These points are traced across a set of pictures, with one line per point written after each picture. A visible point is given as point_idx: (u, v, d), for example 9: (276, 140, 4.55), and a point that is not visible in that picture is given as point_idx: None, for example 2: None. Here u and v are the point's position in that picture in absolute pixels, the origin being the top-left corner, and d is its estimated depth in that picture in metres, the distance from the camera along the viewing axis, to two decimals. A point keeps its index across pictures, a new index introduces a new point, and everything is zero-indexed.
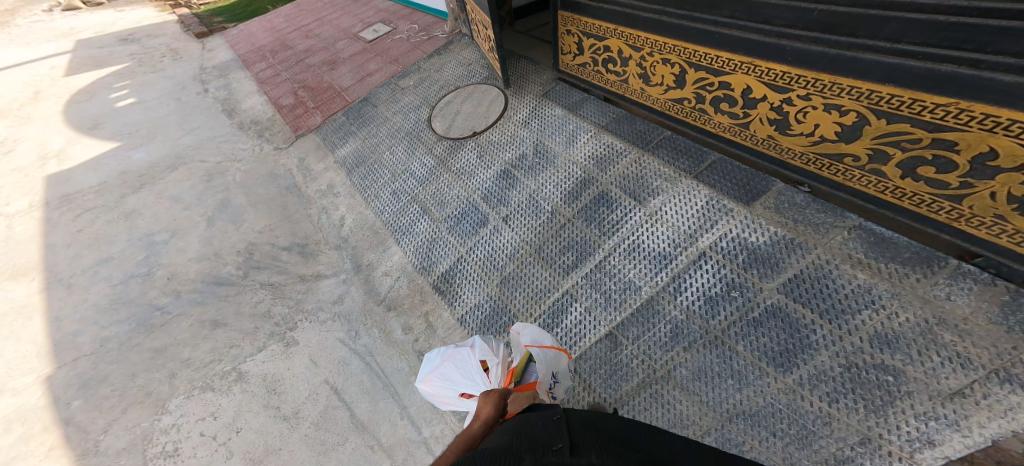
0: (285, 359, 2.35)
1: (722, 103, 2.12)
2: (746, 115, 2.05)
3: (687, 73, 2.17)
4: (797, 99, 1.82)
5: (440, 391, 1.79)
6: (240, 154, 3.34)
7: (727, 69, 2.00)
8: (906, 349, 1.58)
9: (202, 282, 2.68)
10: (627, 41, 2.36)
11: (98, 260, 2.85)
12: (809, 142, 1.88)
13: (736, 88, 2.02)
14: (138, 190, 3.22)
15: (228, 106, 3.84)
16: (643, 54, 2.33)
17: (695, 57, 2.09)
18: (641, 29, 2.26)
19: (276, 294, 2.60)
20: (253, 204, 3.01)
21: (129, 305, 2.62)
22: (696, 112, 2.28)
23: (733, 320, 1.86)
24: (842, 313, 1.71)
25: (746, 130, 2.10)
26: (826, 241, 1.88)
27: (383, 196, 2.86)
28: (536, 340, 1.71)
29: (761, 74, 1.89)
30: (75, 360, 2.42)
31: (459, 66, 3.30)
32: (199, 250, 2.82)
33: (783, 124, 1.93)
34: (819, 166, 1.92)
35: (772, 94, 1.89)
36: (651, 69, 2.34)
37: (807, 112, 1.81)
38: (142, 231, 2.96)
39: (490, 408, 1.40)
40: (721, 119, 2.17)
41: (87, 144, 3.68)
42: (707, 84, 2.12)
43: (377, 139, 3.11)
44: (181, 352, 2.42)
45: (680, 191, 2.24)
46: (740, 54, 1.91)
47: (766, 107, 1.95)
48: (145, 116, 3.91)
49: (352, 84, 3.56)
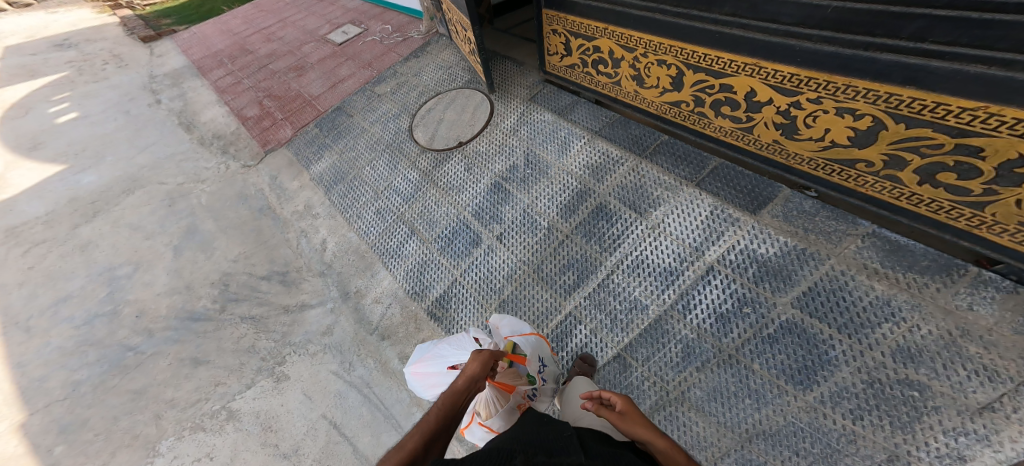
0: (276, 395, 2.19)
1: (723, 107, 2.01)
2: (750, 119, 1.96)
3: (685, 75, 2.05)
4: (807, 103, 1.71)
5: (433, 374, 1.62)
6: (204, 174, 3.07)
7: (729, 71, 1.87)
8: (930, 362, 1.54)
9: (177, 319, 2.42)
10: (617, 41, 2.21)
11: (55, 300, 2.55)
12: (819, 147, 1.80)
13: (739, 91, 1.90)
14: (93, 217, 2.92)
15: (186, 119, 3.53)
16: (636, 55, 2.19)
17: (693, 58, 1.96)
18: (632, 27, 2.11)
19: (259, 328, 2.40)
20: (223, 229, 2.77)
21: (98, 346, 2.34)
22: (695, 115, 2.17)
23: (747, 337, 1.80)
24: (863, 327, 1.66)
25: (750, 134, 2.01)
26: (839, 251, 1.84)
27: (367, 216, 2.68)
28: (516, 329, 1.76)
29: (766, 77, 1.77)
30: (47, 406, 2.16)
31: (438, 70, 3.09)
32: (169, 282, 2.56)
33: (790, 129, 1.84)
34: (829, 172, 1.86)
35: (779, 97, 1.78)
36: (645, 71, 2.21)
37: (817, 117, 1.72)
38: (102, 264, 2.67)
39: (475, 366, 1.36)
40: (722, 123, 2.07)
41: (28, 168, 3.32)
42: (706, 86, 2.00)
43: (355, 152, 2.91)
44: (163, 392, 2.18)
45: (683, 200, 2.15)
46: (744, 54, 1.78)
47: (771, 111, 1.85)
48: (92, 133, 3.55)
49: (323, 91, 3.31)
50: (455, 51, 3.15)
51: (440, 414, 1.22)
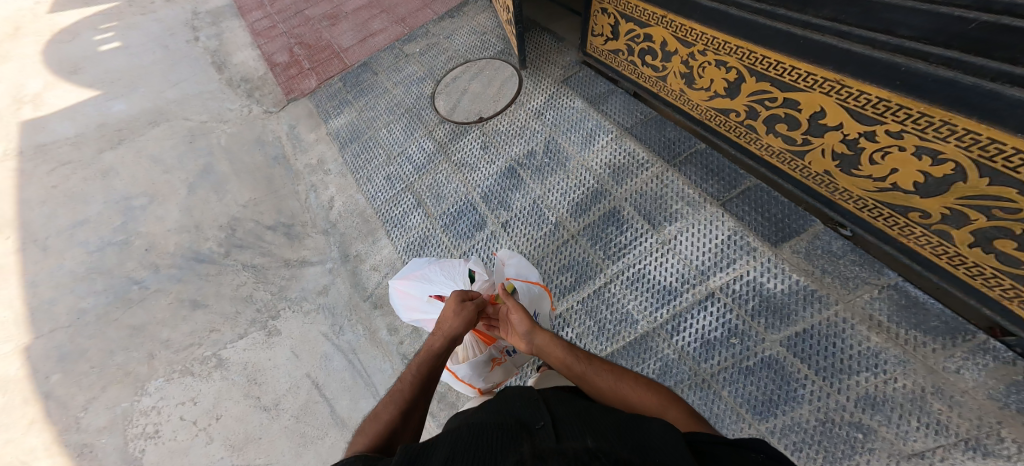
0: (266, 348, 2.28)
1: (779, 125, 1.78)
2: (806, 142, 1.72)
3: (745, 81, 1.79)
4: (883, 135, 1.44)
5: (413, 291, 1.72)
6: (227, 115, 3.10)
7: (802, 85, 1.59)
8: (887, 410, 1.48)
9: (181, 257, 2.60)
10: (675, 32, 1.97)
11: (74, 222, 2.79)
12: (875, 187, 1.58)
13: (806, 109, 1.63)
14: (117, 144, 3.07)
15: (218, 59, 3.51)
16: (692, 51, 1.95)
17: (762, 65, 1.69)
18: (697, 20, 1.86)
19: (260, 278, 2.49)
20: (237, 173, 2.82)
21: (105, 275, 2.59)
22: (743, 128, 1.96)
23: (725, 365, 1.71)
24: (840, 374, 1.57)
25: (801, 159, 1.79)
26: (852, 298, 1.68)
27: (376, 180, 2.62)
28: (521, 273, 1.68)
29: (846, 98, 1.47)
30: (52, 332, 2.42)
31: (472, 35, 2.91)
32: (179, 220, 2.72)
33: (850, 161, 1.60)
34: (872, 213, 1.66)
35: (853, 123, 1.51)
36: (698, 70, 1.98)
37: (885, 154, 1.47)
38: (119, 193, 2.86)
39: (455, 322, 1.24)
40: (773, 141, 1.85)
41: (64, 90, 3.50)
42: (768, 98, 1.75)
43: (374, 112, 2.82)
44: (159, 332, 2.37)
45: (703, 218, 2.00)
46: (829, 68, 1.48)
47: (835, 138, 1.59)
48: (129, 62, 3.63)
49: (353, 44, 3.20)
50: (493, 16, 2.94)
51: (416, 379, 1.14)
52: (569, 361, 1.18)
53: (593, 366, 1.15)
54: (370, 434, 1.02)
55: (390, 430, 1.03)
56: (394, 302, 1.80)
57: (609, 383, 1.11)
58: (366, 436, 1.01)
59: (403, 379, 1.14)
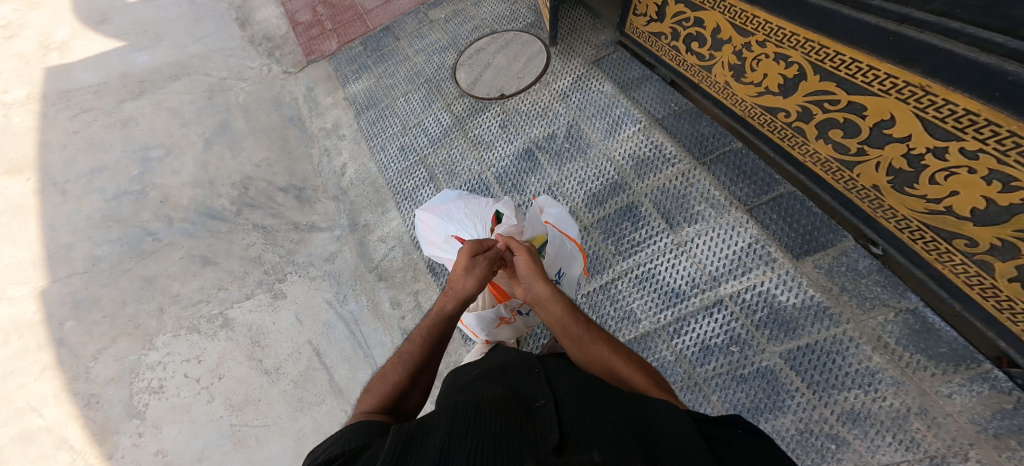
0: (271, 312, 2.30)
1: (834, 130, 1.66)
2: (861, 153, 1.60)
3: (807, 77, 1.66)
4: (955, 154, 1.31)
5: (437, 228, 1.75)
6: (247, 73, 3.12)
7: (876, 89, 1.43)
8: (866, 426, 1.53)
9: (194, 212, 2.65)
10: (733, 18, 1.84)
11: (93, 169, 2.87)
12: (925, 208, 1.49)
13: (873, 116, 1.49)
14: (138, 95, 3.16)
15: (242, 15, 3.47)
16: (751, 41, 1.82)
17: (833, 62, 1.53)
18: (764, 7, 1.70)
19: (269, 240, 2.51)
20: (253, 132, 2.82)
21: (121, 223, 2.67)
22: (790, 130, 1.86)
23: (720, 371, 1.76)
24: (831, 388, 1.60)
25: (849, 171, 1.69)
26: (864, 318, 1.65)
27: (390, 149, 2.56)
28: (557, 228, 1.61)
29: (926, 107, 1.31)
30: (68, 277, 2.52)
31: (501, 4, 2.75)
32: (194, 175, 2.75)
33: (907, 179, 1.49)
34: (913, 235, 1.59)
35: (924, 136, 1.36)
36: (752, 63, 1.87)
37: (950, 175, 1.35)
38: (138, 143, 2.92)
39: (468, 282, 1.26)
40: (823, 149, 1.75)
41: (90, 40, 3.54)
42: (829, 99, 1.61)
43: (393, 80, 2.74)
44: (170, 285, 2.44)
45: (723, 224, 1.95)
46: (918, 72, 1.29)
47: (898, 151, 1.47)
48: (155, 15, 3.67)
49: (376, 6, 3.07)
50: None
51: (424, 342, 1.21)
52: (566, 321, 1.26)
53: (587, 330, 1.24)
54: (378, 394, 1.12)
55: (398, 392, 1.13)
56: (419, 237, 1.86)
57: (599, 350, 1.20)
58: (376, 394, 1.12)
59: (413, 341, 1.22)
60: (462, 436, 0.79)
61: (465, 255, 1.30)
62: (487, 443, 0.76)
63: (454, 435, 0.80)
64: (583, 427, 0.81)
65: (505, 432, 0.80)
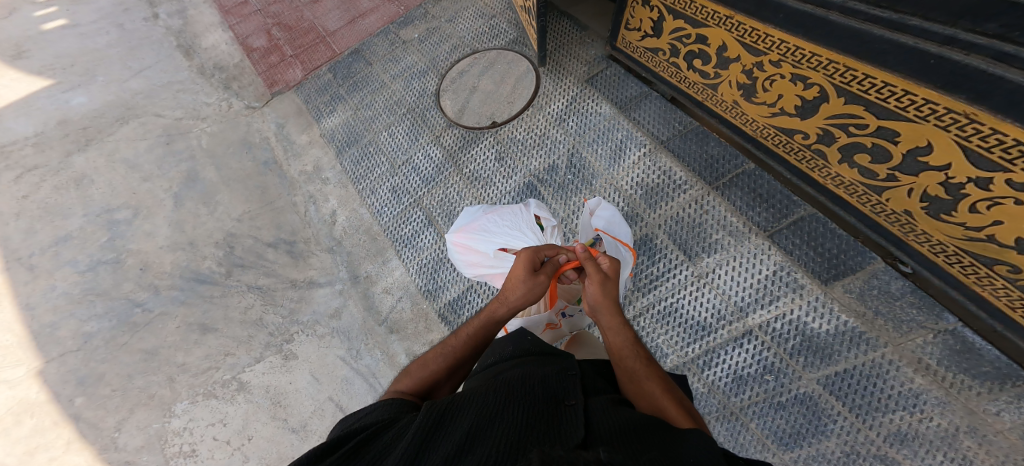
0: (285, 372, 2.24)
1: (861, 155, 1.64)
2: (891, 178, 1.60)
3: (829, 101, 1.60)
4: (1000, 185, 1.31)
5: (477, 247, 1.64)
6: (204, 110, 2.82)
7: (911, 114, 1.39)
8: (915, 445, 1.59)
9: (181, 278, 2.48)
10: (741, 36, 1.74)
11: (56, 239, 2.62)
12: (964, 235, 1.51)
13: (906, 143, 1.47)
14: (85, 146, 2.82)
15: (184, 41, 3.13)
16: (763, 60, 1.73)
17: (861, 85, 1.47)
18: (777, 24, 1.60)
19: (267, 300, 2.39)
20: (225, 182, 2.59)
21: (105, 296, 2.48)
22: (809, 151, 1.82)
23: (757, 399, 1.81)
24: (876, 412, 1.65)
25: (877, 195, 1.70)
26: (903, 341, 1.69)
27: (381, 192, 2.40)
28: (610, 229, 1.58)
29: (970, 135, 1.29)
30: (62, 356, 2.38)
31: (478, 19, 2.58)
32: (171, 237, 2.54)
33: (944, 206, 1.51)
34: (948, 259, 1.62)
35: (965, 166, 1.36)
36: (764, 83, 1.79)
37: (994, 204, 1.37)
38: (99, 206, 2.65)
39: (519, 293, 1.23)
40: (847, 173, 1.73)
41: (13, 79, 3.14)
42: (856, 123, 1.57)
43: (371, 112, 2.55)
44: (174, 356, 2.33)
45: (743, 252, 1.94)
46: (960, 98, 1.25)
47: (934, 179, 1.47)
48: (81, 47, 3.25)
49: (340, 26, 2.83)
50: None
51: (469, 340, 1.24)
52: (625, 351, 1.17)
53: (644, 367, 1.13)
54: (417, 376, 1.14)
55: (433, 379, 1.14)
56: (456, 261, 1.72)
57: (651, 390, 1.06)
58: (414, 377, 1.15)
59: (459, 335, 1.26)
60: (487, 425, 0.79)
61: (524, 263, 1.26)
62: (512, 434, 0.76)
63: (480, 422, 0.81)
64: (608, 433, 0.78)
65: (529, 426, 0.79)
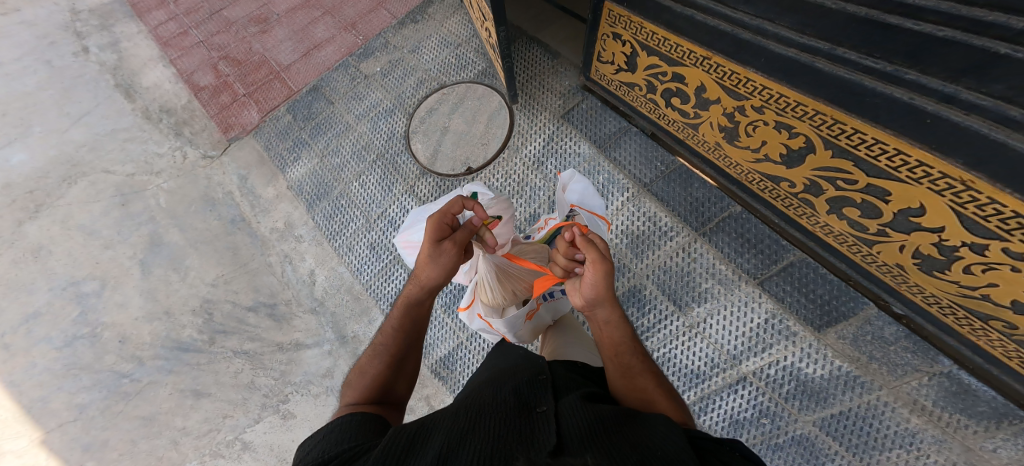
0: (286, 431, 2.16)
1: (849, 208, 1.53)
2: (882, 233, 1.50)
3: (816, 154, 1.47)
4: (997, 252, 1.23)
5: (412, 239, 1.60)
6: (157, 163, 2.60)
7: (903, 175, 1.28)
8: None
9: (163, 347, 2.35)
10: (721, 78, 1.57)
11: (26, 316, 2.42)
12: (960, 291, 1.43)
13: (897, 202, 1.36)
14: (36, 212, 2.58)
15: (124, 79, 2.87)
16: (744, 104, 1.57)
17: (850, 140, 1.35)
18: (758, 68, 1.45)
19: (256, 364, 2.29)
20: (193, 244, 2.43)
21: (88, 370, 2.34)
22: (796, 199, 1.70)
23: (754, 442, 1.76)
24: (873, 449, 1.61)
25: (868, 247, 1.61)
26: (897, 384, 1.63)
27: (358, 249, 2.26)
28: (584, 201, 1.57)
29: (965, 202, 1.19)
30: (62, 426, 2.27)
31: (443, 48, 2.47)
32: (145, 307, 2.39)
33: (936, 263, 1.42)
34: (942, 309, 1.55)
35: (958, 230, 1.27)
36: (746, 127, 1.62)
37: (989, 268, 1.28)
38: (62, 278, 2.45)
39: (429, 272, 1.18)
40: (838, 224, 1.62)
41: None
42: (845, 177, 1.45)
43: (339, 159, 2.38)
44: (173, 420, 2.24)
45: (736, 300, 1.87)
46: (957, 163, 1.14)
47: (926, 239, 1.38)
48: (11, 93, 2.94)
49: (294, 59, 2.67)
50: (467, 23, 2.49)
51: (396, 333, 1.20)
52: (622, 348, 1.09)
53: (641, 362, 1.06)
54: (358, 386, 1.08)
55: (378, 384, 1.08)
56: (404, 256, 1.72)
57: (646, 385, 1.01)
58: (354, 388, 1.08)
59: (386, 332, 1.21)
60: (459, 443, 0.71)
61: (429, 233, 1.19)
62: (487, 451, 0.68)
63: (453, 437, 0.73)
64: (585, 434, 0.71)
65: (502, 441, 0.71)
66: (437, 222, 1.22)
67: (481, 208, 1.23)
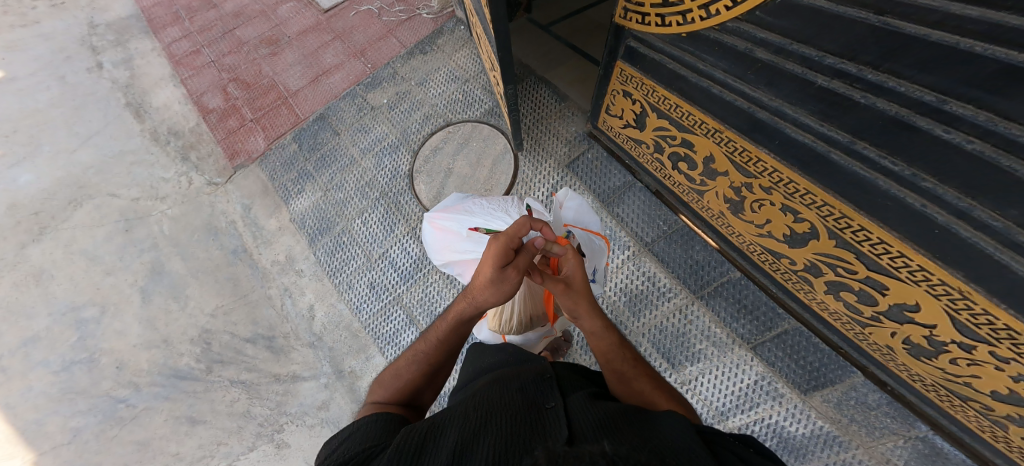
0: (279, 461, 2.05)
1: (846, 292, 1.55)
2: (876, 318, 1.52)
3: (819, 240, 1.48)
4: (983, 352, 1.25)
5: (452, 227, 1.52)
6: (162, 188, 2.58)
7: (902, 275, 1.30)
8: None
9: (160, 375, 2.29)
10: (731, 153, 1.57)
11: (24, 340, 2.40)
12: (945, 376, 1.45)
13: (894, 296, 1.38)
14: (39, 235, 2.56)
15: (134, 98, 2.87)
16: (753, 182, 1.57)
17: (855, 235, 1.36)
18: (770, 149, 1.44)
19: (252, 394, 2.21)
20: (194, 273, 2.42)
21: (84, 394, 2.28)
22: (795, 275, 1.72)
23: None
24: None
25: (860, 327, 1.63)
26: (873, 444, 1.67)
27: (359, 287, 2.25)
28: (579, 220, 1.52)
29: (960, 308, 1.22)
30: (54, 449, 2.18)
31: (450, 83, 2.43)
32: (144, 335, 2.36)
33: (924, 351, 1.45)
34: (925, 386, 1.58)
35: (948, 329, 1.29)
36: (751, 204, 1.64)
37: (973, 363, 1.31)
38: (62, 302, 2.43)
39: (489, 296, 1.08)
40: (837, 303, 1.64)
41: None
42: (845, 266, 1.47)
43: (342, 194, 2.37)
44: (166, 446, 2.13)
45: (727, 362, 1.88)
46: (959, 274, 1.16)
47: (917, 330, 1.40)
48: (21, 109, 2.93)
49: (302, 85, 2.64)
50: (476, 57, 2.45)
51: (439, 344, 1.16)
52: (611, 354, 1.14)
53: (633, 366, 1.12)
54: (390, 387, 1.10)
55: (409, 389, 1.10)
56: (428, 239, 1.61)
57: (642, 388, 1.06)
58: (385, 388, 1.10)
59: (427, 338, 1.19)
60: (475, 437, 0.70)
61: (493, 258, 1.04)
62: (504, 440, 0.68)
63: (466, 434, 0.72)
64: (596, 426, 0.71)
65: (516, 433, 0.70)
66: (504, 248, 1.05)
67: (550, 230, 1.16)
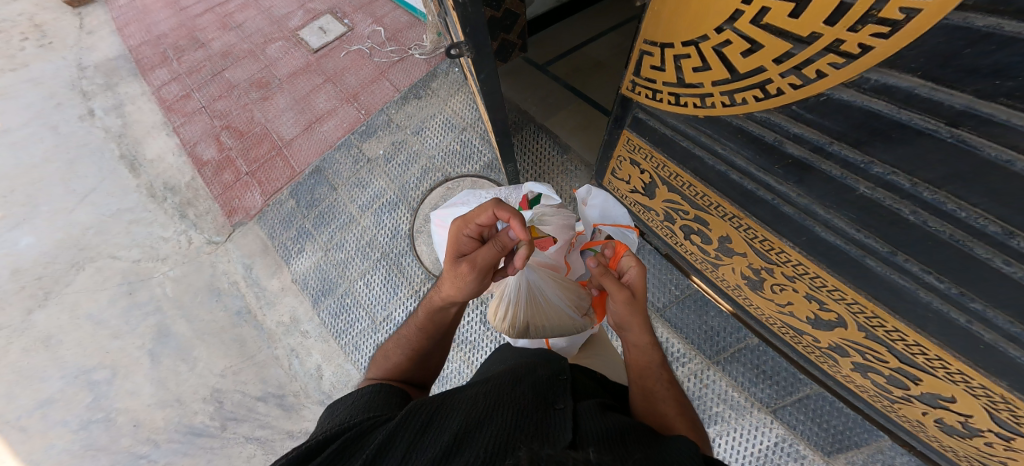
0: None
1: (874, 374, 1.46)
2: (906, 399, 1.44)
3: (847, 327, 1.39)
4: None
5: None
6: (162, 249, 2.57)
7: (938, 373, 1.22)
8: None
9: (177, 432, 2.23)
10: (749, 238, 1.48)
11: (39, 403, 2.37)
12: (982, 455, 1.35)
13: (928, 385, 1.29)
14: (44, 300, 2.56)
15: (128, 147, 2.83)
16: (776, 267, 1.47)
17: (886, 333, 1.27)
18: (795, 244, 1.33)
19: (268, 451, 2.13)
20: (200, 336, 2.40)
21: (105, 451, 2.21)
22: (820, 351, 1.63)
23: None
24: None
25: (889, 402, 1.54)
26: None
27: (365, 348, 2.17)
28: (605, 213, 1.35)
29: (1001, 408, 1.13)
30: None
31: (448, 132, 2.37)
32: (156, 394, 2.32)
33: (957, 430, 1.35)
34: (961, 459, 1.46)
35: (987, 422, 1.20)
36: (771, 285, 1.56)
37: (1013, 450, 1.22)
38: (73, 366, 2.42)
39: (451, 290, 1.00)
40: (864, 381, 1.55)
41: None
42: (874, 354, 1.39)
43: (342, 254, 2.32)
44: None
45: (745, 426, 1.83)
46: (1003, 383, 1.06)
47: (951, 415, 1.31)
48: (17, 166, 2.89)
49: (295, 134, 2.61)
50: (472, 104, 2.40)
51: (423, 329, 1.09)
52: (650, 372, 0.98)
53: (666, 389, 0.95)
54: (380, 368, 1.06)
55: (397, 373, 1.04)
56: None
57: (664, 411, 0.90)
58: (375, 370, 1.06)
59: (413, 321, 1.12)
60: (475, 427, 0.65)
61: (449, 250, 1.01)
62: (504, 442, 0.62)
63: (468, 423, 0.67)
64: (602, 442, 0.64)
65: (518, 436, 0.63)
66: (459, 234, 1.00)
67: (519, 223, 0.92)
